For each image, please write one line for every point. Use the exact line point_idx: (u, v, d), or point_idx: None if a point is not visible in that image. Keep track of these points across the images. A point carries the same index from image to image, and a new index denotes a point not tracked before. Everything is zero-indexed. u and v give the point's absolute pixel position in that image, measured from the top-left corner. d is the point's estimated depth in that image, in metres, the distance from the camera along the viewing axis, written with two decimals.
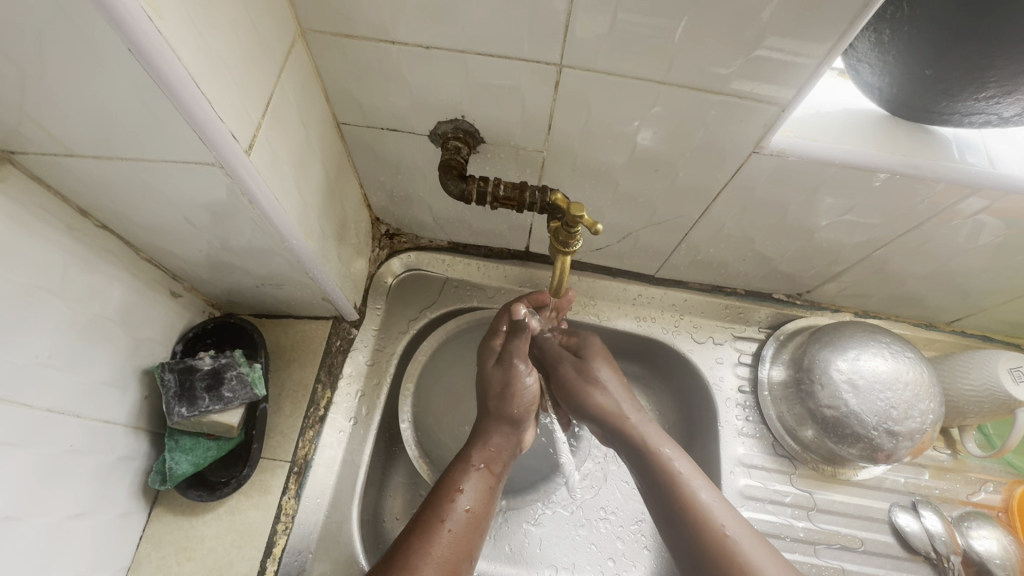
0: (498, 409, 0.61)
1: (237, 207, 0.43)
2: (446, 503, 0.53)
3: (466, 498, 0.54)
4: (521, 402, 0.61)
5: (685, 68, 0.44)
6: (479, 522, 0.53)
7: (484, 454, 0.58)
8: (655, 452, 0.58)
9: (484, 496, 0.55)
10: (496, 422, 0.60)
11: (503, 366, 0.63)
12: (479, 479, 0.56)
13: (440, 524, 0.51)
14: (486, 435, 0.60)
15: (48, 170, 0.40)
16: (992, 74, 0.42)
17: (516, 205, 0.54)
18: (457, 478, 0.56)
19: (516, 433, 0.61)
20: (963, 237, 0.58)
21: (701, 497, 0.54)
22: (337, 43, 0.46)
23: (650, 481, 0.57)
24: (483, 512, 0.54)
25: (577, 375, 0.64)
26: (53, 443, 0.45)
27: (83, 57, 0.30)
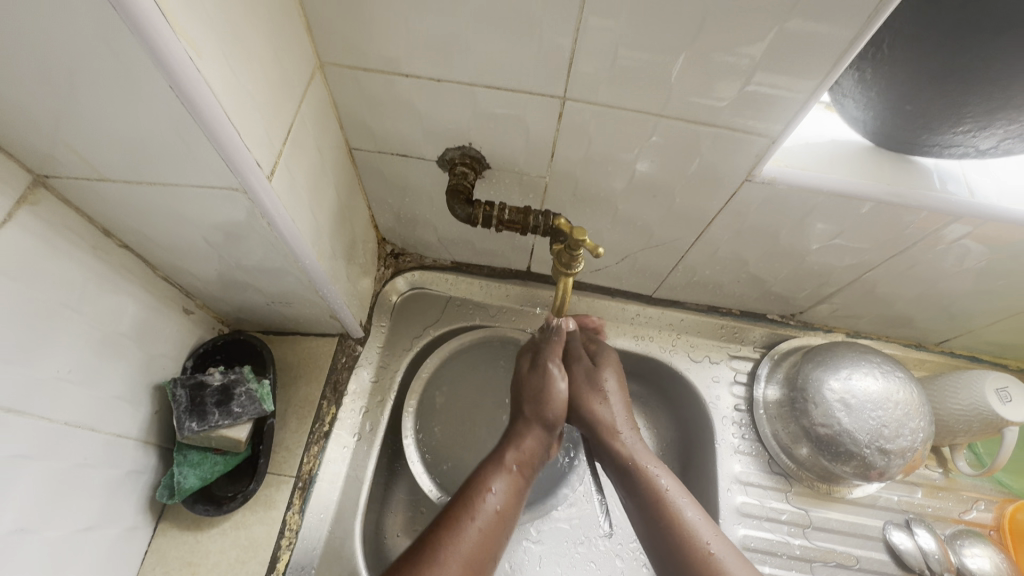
0: (533, 412, 0.64)
1: (255, 229, 0.45)
2: (476, 500, 0.56)
3: (496, 498, 0.57)
4: (553, 407, 0.64)
5: (681, 102, 0.47)
6: (504, 520, 0.56)
7: (516, 456, 0.61)
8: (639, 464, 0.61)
9: (513, 495, 0.58)
10: (530, 425, 0.64)
11: (538, 371, 0.65)
12: (508, 478, 0.59)
13: (469, 522, 0.54)
14: (518, 436, 0.63)
15: (78, 192, 0.42)
16: (967, 111, 0.44)
17: (520, 228, 0.57)
18: (487, 476, 0.58)
19: (545, 434, 0.64)
20: (949, 261, 0.61)
21: (686, 515, 0.57)
22: (353, 75, 0.49)
23: (630, 483, 0.61)
24: (510, 511, 0.57)
25: (586, 376, 0.66)
26: (68, 456, 0.46)
27: (125, 92, 0.32)
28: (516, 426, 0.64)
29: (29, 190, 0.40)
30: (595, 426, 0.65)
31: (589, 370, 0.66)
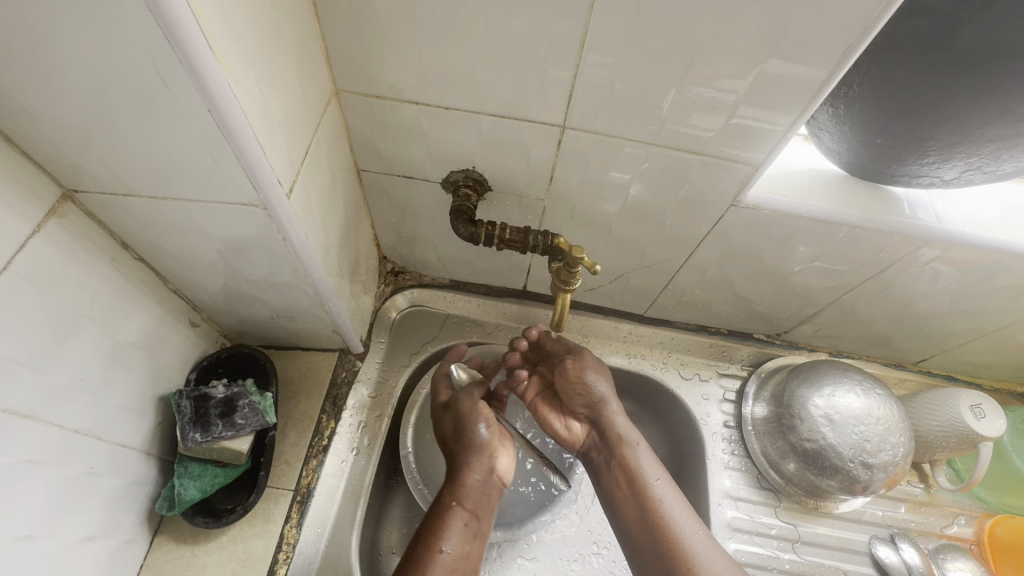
0: (458, 446, 0.65)
1: (271, 243, 0.48)
2: (426, 548, 0.54)
3: (447, 543, 0.54)
4: (479, 441, 0.64)
5: (671, 131, 0.51)
6: (462, 568, 0.53)
7: (456, 494, 0.60)
8: (625, 447, 0.63)
9: (466, 535, 0.56)
10: (463, 461, 0.63)
11: (452, 410, 0.68)
12: (456, 518, 0.57)
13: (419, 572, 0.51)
14: (455, 473, 0.62)
15: (102, 206, 0.44)
16: (931, 144, 0.49)
17: (520, 247, 0.59)
18: (433, 523, 0.56)
19: (485, 464, 0.63)
20: (922, 283, 0.65)
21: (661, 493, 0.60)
22: (366, 102, 0.52)
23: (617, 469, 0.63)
24: (466, 554, 0.55)
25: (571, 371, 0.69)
26: (74, 464, 0.47)
27: (165, 114, 0.34)
28: (453, 468, 0.63)
29: (58, 203, 0.42)
30: (594, 409, 0.67)
31: (583, 376, 0.68)
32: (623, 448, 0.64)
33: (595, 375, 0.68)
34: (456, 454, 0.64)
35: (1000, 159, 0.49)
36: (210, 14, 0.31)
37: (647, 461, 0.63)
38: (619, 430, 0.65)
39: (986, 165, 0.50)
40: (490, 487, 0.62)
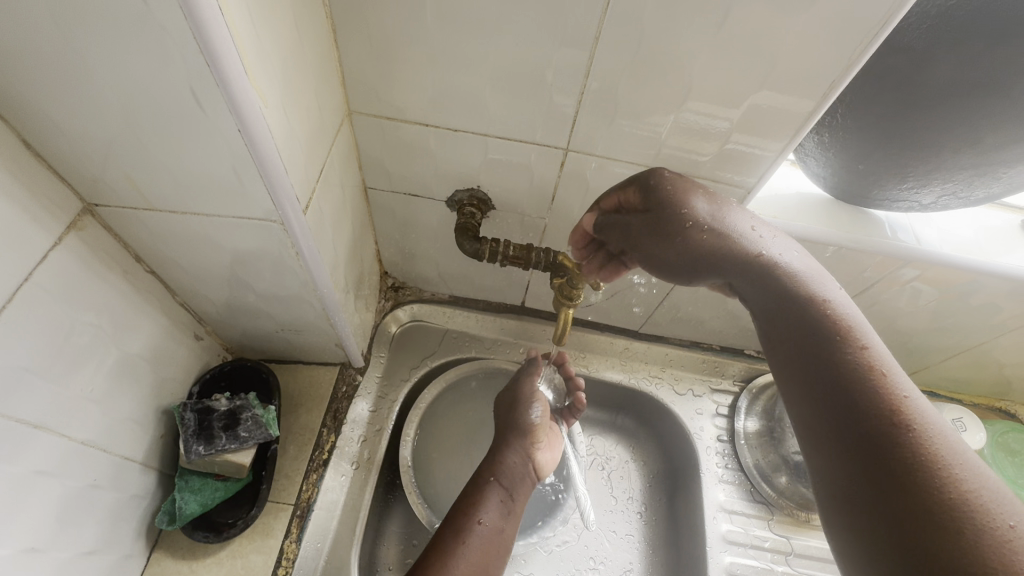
0: (507, 427, 0.67)
1: (283, 257, 0.49)
2: (464, 520, 0.57)
3: (484, 515, 0.58)
4: (527, 426, 0.67)
5: (669, 155, 0.53)
6: (494, 539, 0.57)
7: (495, 470, 0.63)
8: (814, 301, 0.44)
9: (500, 512, 0.59)
10: (508, 442, 0.66)
11: (512, 392, 0.71)
12: (492, 494, 0.60)
13: (456, 541, 0.55)
14: (499, 453, 0.65)
15: (121, 220, 0.45)
16: (910, 169, 0.52)
17: (523, 263, 0.61)
18: (473, 497, 0.60)
19: (527, 448, 0.66)
20: (904, 301, 0.68)
21: (865, 356, 0.40)
22: (378, 123, 0.55)
23: (795, 337, 0.43)
24: (500, 527, 0.58)
25: (658, 205, 0.48)
26: (80, 476, 0.47)
27: (195, 134, 0.36)
28: (496, 447, 0.66)
29: (79, 216, 0.43)
30: (721, 252, 0.47)
31: (682, 202, 0.47)
32: (815, 303, 0.44)
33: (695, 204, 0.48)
34: (502, 434, 0.67)
35: (973, 185, 0.52)
36: (247, 41, 0.33)
37: (842, 315, 0.43)
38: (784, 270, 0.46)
39: (960, 191, 0.54)
40: (529, 471, 0.65)
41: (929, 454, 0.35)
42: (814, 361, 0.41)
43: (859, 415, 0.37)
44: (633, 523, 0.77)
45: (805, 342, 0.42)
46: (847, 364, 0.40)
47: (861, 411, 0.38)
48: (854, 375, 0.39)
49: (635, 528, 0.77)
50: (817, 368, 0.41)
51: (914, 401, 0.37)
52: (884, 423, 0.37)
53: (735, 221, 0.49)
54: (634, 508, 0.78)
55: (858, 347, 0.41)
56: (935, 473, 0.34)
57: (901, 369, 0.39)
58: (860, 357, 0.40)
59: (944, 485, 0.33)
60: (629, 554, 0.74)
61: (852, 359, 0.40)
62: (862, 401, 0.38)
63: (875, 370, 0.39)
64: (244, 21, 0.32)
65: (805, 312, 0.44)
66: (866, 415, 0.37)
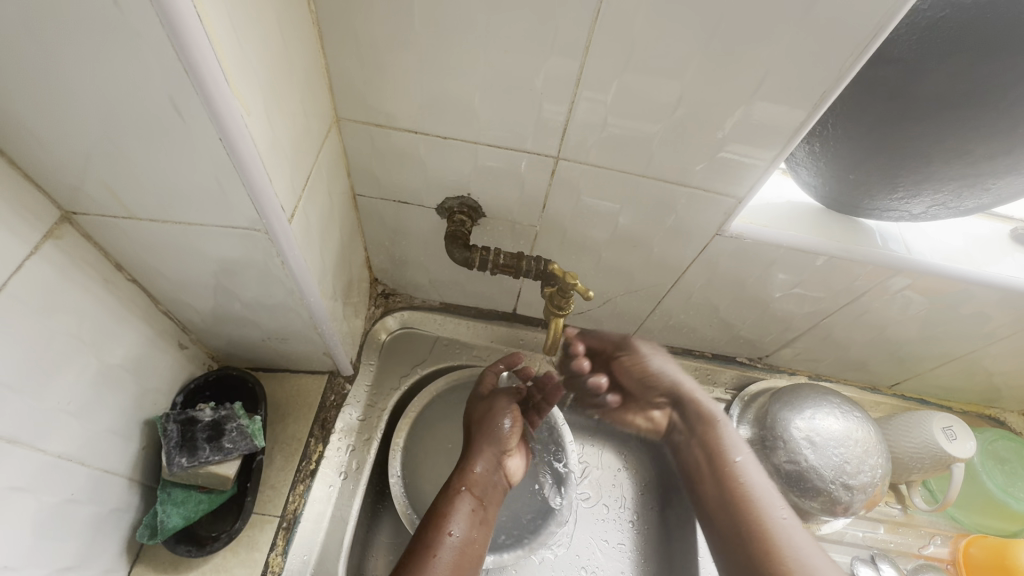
0: (479, 433, 0.69)
1: (269, 266, 0.48)
2: (435, 533, 0.60)
3: (454, 528, 0.61)
4: (495, 433, 0.69)
5: (660, 164, 0.53)
6: (467, 549, 0.60)
7: (466, 479, 0.65)
8: (716, 428, 0.74)
9: (471, 522, 0.62)
10: (480, 449, 0.68)
11: (483, 397, 0.72)
12: (462, 505, 0.63)
13: (429, 555, 0.58)
14: (469, 462, 0.67)
15: (101, 228, 0.44)
16: (901, 180, 0.52)
17: (513, 272, 0.61)
18: (443, 509, 0.62)
19: (495, 456, 0.68)
20: (895, 310, 0.68)
21: (748, 478, 0.69)
22: (366, 129, 0.54)
23: (710, 455, 0.73)
24: (471, 537, 0.61)
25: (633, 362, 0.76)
26: (57, 491, 0.46)
27: (175, 143, 0.35)
28: (466, 455, 0.68)
29: (56, 225, 0.42)
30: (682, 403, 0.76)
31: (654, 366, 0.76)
32: (711, 429, 0.74)
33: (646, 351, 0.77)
34: (472, 442, 0.69)
35: (963, 196, 0.52)
36: (226, 47, 0.32)
37: (740, 455, 0.71)
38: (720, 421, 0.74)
39: (950, 202, 0.54)
40: (501, 478, 0.68)
41: (779, 547, 0.64)
42: (705, 464, 0.74)
43: (736, 517, 0.67)
44: (624, 532, 0.76)
45: (689, 464, 0.76)
46: (735, 482, 0.69)
47: (745, 513, 0.67)
48: (738, 490, 0.69)
49: (626, 537, 0.76)
50: (700, 480, 0.74)
51: (783, 516, 0.66)
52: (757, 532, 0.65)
53: (684, 382, 0.78)
54: (626, 517, 0.78)
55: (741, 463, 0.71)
56: (777, 550, 0.64)
57: (766, 480, 0.69)
58: (748, 484, 0.69)
59: (783, 555, 0.63)
60: (621, 563, 0.74)
61: (733, 481, 0.69)
62: (729, 503, 0.69)
63: (757, 495, 0.68)
64: (223, 26, 0.31)
65: (707, 440, 0.74)
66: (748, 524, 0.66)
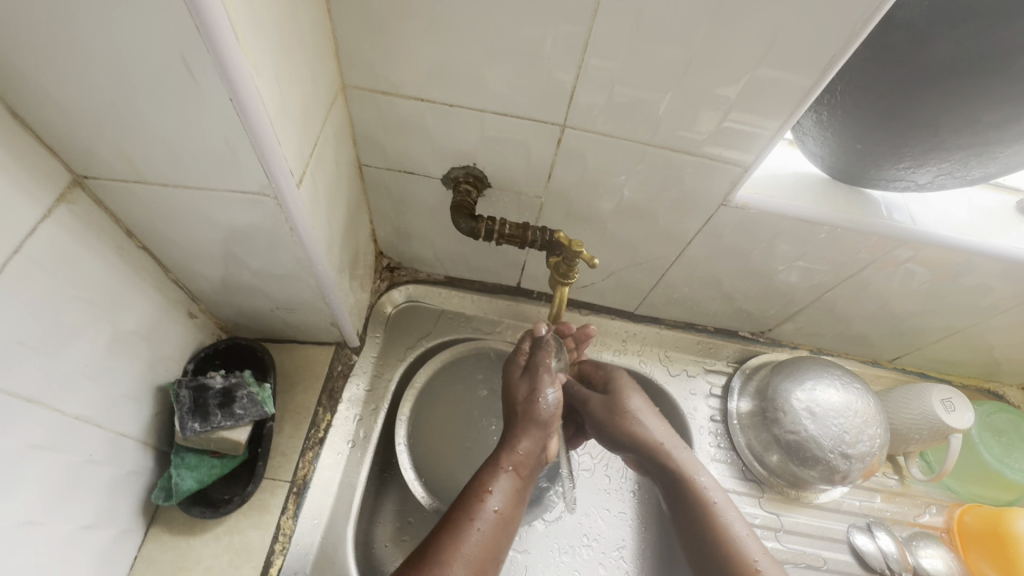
0: (526, 413, 0.64)
1: (278, 233, 0.49)
2: (476, 503, 0.57)
3: (494, 500, 0.58)
4: (544, 410, 0.64)
5: (666, 133, 0.53)
6: (505, 523, 0.57)
7: (513, 456, 0.61)
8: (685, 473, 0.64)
9: (512, 499, 0.59)
10: (526, 426, 0.63)
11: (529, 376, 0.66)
12: (507, 482, 0.59)
13: (469, 524, 0.55)
14: (516, 437, 0.63)
15: (112, 193, 0.45)
16: (907, 150, 0.52)
17: (519, 242, 0.61)
18: (486, 479, 0.59)
19: (543, 435, 0.64)
20: (897, 283, 0.69)
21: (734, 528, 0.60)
22: (372, 98, 0.54)
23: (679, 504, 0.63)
24: (511, 513, 0.58)
25: (608, 412, 0.69)
26: (76, 452, 0.47)
27: (186, 103, 0.35)
28: (513, 427, 0.64)
29: (67, 189, 0.42)
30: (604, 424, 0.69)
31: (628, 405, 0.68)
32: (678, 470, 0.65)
33: (628, 402, 0.69)
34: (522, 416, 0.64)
35: (970, 165, 0.52)
36: (239, 6, 0.32)
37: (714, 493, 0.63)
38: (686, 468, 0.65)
39: (957, 170, 0.53)
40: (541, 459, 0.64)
41: None
42: (676, 503, 0.64)
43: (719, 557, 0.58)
44: (626, 501, 0.78)
45: (681, 502, 0.63)
46: (694, 514, 0.62)
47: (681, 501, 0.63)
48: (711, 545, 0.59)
49: (629, 506, 0.78)
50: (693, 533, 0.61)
51: (758, 561, 0.57)
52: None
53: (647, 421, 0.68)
54: (628, 486, 0.79)
55: (699, 497, 0.62)
56: None
57: (740, 522, 0.61)
58: (702, 509, 0.62)
59: None
60: (623, 532, 0.76)
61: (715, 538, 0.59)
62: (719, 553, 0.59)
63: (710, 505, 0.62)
64: None
65: (677, 488, 0.64)
66: (714, 545, 0.59)
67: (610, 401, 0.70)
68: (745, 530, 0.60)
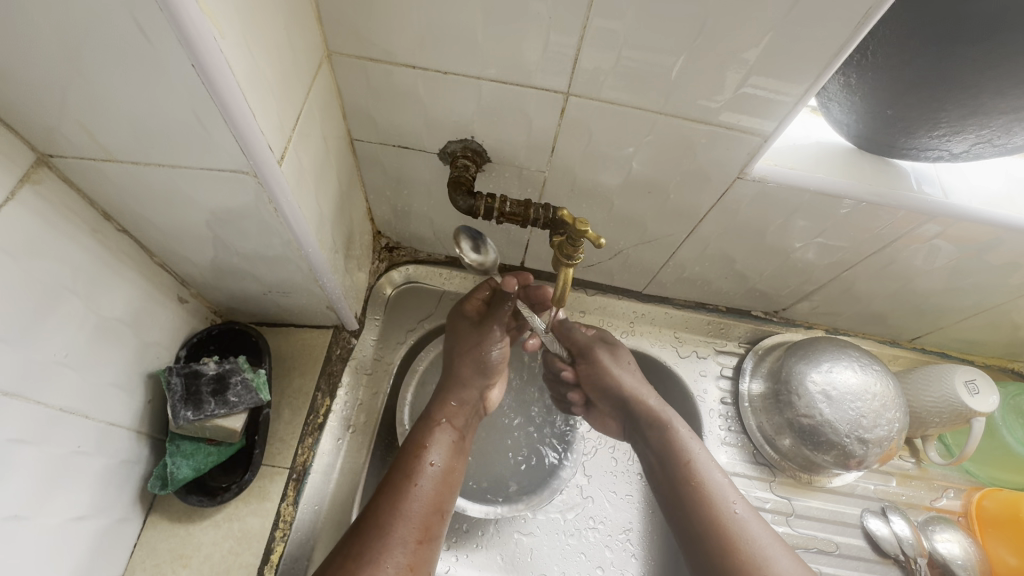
0: (459, 367, 0.67)
1: (261, 214, 0.46)
2: (414, 461, 0.59)
3: (434, 457, 0.60)
4: (485, 363, 0.67)
5: (679, 100, 0.49)
6: (447, 476, 0.59)
7: (446, 411, 0.64)
8: (672, 432, 0.65)
9: (450, 450, 0.61)
10: (460, 381, 0.66)
11: (479, 329, 0.68)
12: (442, 435, 0.62)
13: (409, 482, 0.57)
14: (447, 392, 0.65)
15: (82, 173, 0.42)
16: (943, 116, 0.47)
17: (521, 220, 0.58)
18: (421, 437, 0.61)
19: (478, 388, 0.67)
20: (922, 260, 0.65)
21: (713, 476, 0.62)
22: (360, 65, 0.50)
23: (662, 456, 0.64)
24: (451, 465, 0.60)
25: (612, 362, 0.70)
26: (62, 444, 0.46)
27: (147, 71, 0.32)
28: (447, 384, 0.66)
29: (32, 168, 0.40)
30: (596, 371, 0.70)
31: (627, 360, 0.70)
32: (666, 428, 0.65)
33: (624, 356, 0.71)
34: (457, 371, 0.67)
35: (1012, 131, 0.48)
36: None
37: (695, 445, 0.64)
38: (663, 416, 0.66)
39: (998, 137, 0.49)
40: (479, 407, 0.67)
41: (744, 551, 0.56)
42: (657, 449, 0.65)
43: (696, 497, 0.60)
44: (633, 484, 0.77)
45: (659, 450, 0.65)
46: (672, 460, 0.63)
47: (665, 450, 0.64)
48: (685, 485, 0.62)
49: (635, 488, 0.76)
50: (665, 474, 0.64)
51: (736, 506, 0.60)
52: (710, 519, 0.59)
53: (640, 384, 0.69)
54: (635, 469, 0.78)
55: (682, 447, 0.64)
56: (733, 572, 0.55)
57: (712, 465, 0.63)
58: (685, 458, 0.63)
59: None
60: (630, 513, 0.75)
61: (682, 476, 0.62)
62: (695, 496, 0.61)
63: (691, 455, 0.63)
64: None
65: (655, 437, 0.65)
66: (685, 481, 0.62)
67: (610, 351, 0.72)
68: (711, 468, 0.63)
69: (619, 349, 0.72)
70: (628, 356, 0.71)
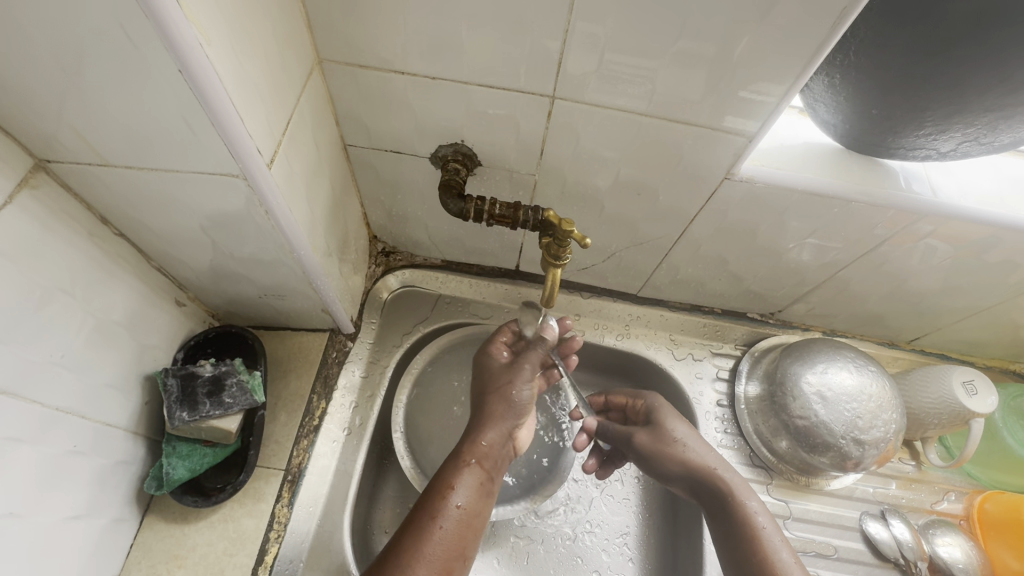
0: (489, 405, 0.64)
1: (253, 217, 0.47)
2: (438, 501, 0.56)
3: (459, 498, 0.57)
4: (515, 404, 0.65)
5: (663, 102, 0.49)
6: (470, 519, 0.56)
7: (476, 451, 0.61)
8: (740, 504, 0.60)
9: (477, 495, 0.58)
10: (488, 420, 0.63)
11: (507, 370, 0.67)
12: (471, 476, 0.59)
13: (433, 523, 0.54)
14: (479, 430, 0.63)
15: (80, 178, 0.43)
16: (927, 115, 0.48)
17: (510, 223, 0.58)
18: (448, 477, 0.58)
19: (507, 427, 0.64)
20: (916, 260, 0.64)
21: (780, 555, 0.56)
22: (350, 71, 0.51)
23: (729, 528, 0.60)
24: (476, 509, 0.57)
25: (653, 443, 0.66)
26: (57, 443, 0.47)
27: (137, 76, 0.34)
28: (478, 422, 0.64)
29: (30, 173, 0.41)
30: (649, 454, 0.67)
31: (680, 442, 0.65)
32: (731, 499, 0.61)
33: (675, 430, 0.66)
34: (486, 409, 0.64)
35: (997, 129, 0.48)
36: None
37: (762, 517, 0.59)
38: (727, 483, 0.62)
39: (983, 136, 0.49)
40: (508, 451, 0.64)
41: None
42: (722, 518, 0.61)
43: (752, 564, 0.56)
44: (630, 487, 0.76)
45: (718, 515, 0.61)
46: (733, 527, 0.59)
47: (727, 517, 0.60)
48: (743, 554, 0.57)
49: (632, 492, 0.76)
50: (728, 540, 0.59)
51: None
52: None
53: (704, 458, 0.64)
54: (631, 472, 0.78)
55: (743, 512, 0.60)
56: None
57: (774, 531, 0.58)
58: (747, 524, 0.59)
59: None
60: (627, 518, 0.74)
61: (742, 539, 0.58)
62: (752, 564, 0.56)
63: (757, 528, 0.58)
64: None
65: (715, 498, 0.62)
66: (748, 548, 0.57)
67: (656, 432, 0.67)
68: (778, 537, 0.58)
69: (664, 426, 0.67)
70: (680, 430, 0.67)
